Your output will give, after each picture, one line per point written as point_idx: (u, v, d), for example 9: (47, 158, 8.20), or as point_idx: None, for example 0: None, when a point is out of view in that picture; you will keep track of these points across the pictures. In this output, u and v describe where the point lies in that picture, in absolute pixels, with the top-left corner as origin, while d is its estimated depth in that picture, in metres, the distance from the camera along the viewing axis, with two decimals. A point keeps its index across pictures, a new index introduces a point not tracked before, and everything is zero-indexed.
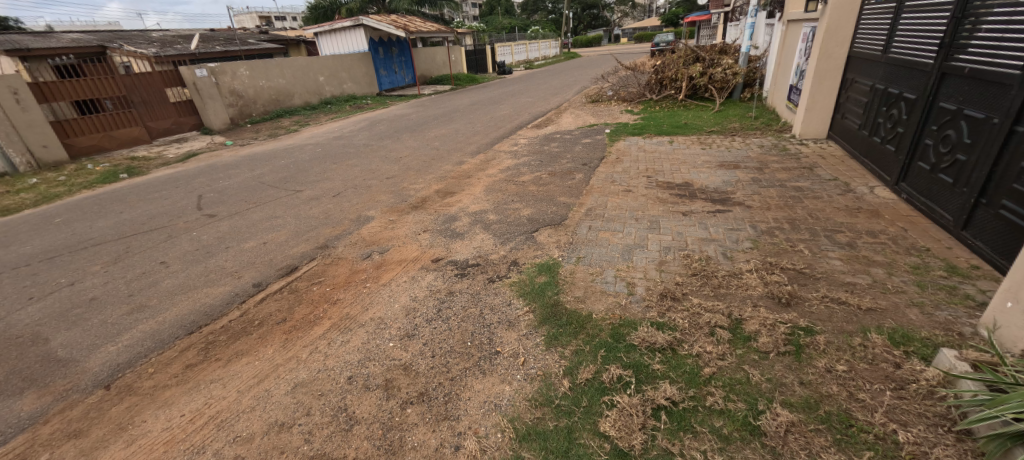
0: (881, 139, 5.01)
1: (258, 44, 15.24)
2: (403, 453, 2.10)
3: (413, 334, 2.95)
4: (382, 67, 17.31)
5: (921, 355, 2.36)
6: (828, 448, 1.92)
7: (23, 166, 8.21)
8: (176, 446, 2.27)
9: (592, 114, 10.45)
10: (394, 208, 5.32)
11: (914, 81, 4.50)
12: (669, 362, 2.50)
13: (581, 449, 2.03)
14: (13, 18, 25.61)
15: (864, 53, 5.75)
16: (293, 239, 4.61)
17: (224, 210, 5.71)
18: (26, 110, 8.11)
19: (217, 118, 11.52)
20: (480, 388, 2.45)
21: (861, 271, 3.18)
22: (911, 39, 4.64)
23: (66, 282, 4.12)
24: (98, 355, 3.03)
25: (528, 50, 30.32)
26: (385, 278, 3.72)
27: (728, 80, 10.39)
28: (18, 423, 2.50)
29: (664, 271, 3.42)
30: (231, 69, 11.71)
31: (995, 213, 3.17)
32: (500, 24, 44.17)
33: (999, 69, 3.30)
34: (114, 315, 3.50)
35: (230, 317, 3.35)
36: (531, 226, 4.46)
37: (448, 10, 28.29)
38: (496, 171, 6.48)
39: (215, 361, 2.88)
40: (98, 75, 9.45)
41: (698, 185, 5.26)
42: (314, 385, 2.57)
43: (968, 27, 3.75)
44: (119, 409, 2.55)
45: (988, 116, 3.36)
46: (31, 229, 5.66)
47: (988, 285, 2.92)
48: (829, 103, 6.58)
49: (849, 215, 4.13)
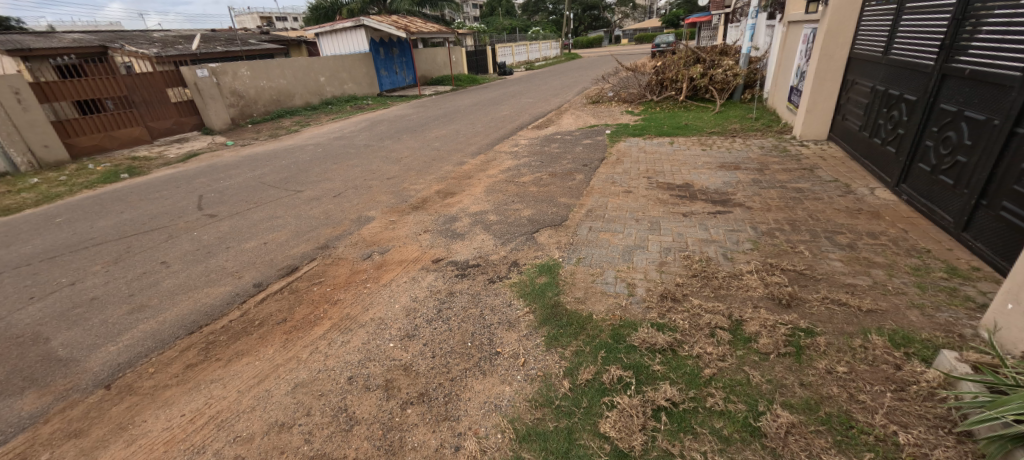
0: (882, 141, 5.00)
1: (259, 44, 15.26)
2: (403, 454, 2.10)
3: (413, 335, 2.95)
4: (382, 67, 17.32)
5: (921, 357, 2.36)
6: (828, 450, 1.92)
7: (24, 165, 8.21)
8: (176, 446, 2.27)
9: (593, 115, 10.46)
10: (394, 209, 5.32)
11: (914, 82, 4.51)
12: (669, 363, 2.50)
13: (581, 450, 2.02)
14: (12, 19, 25.61)
15: (865, 54, 5.75)
16: (293, 240, 4.62)
17: (225, 210, 5.72)
18: (27, 109, 8.13)
19: (218, 118, 11.54)
20: (480, 388, 2.45)
21: (862, 272, 3.19)
22: (912, 40, 4.63)
23: (67, 281, 4.12)
24: (98, 355, 3.03)
25: (528, 50, 30.35)
26: (385, 278, 3.73)
27: (729, 81, 10.40)
28: (18, 423, 2.50)
29: (665, 272, 3.42)
30: (232, 70, 11.73)
31: (996, 215, 3.17)
32: (501, 25, 44.23)
33: (1000, 70, 3.30)
34: (115, 314, 3.51)
35: (230, 317, 3.35)
36: (531, 227, 4.47)
37: (449, 11, 28.32)
38: (497, 172, 6.48)
39: (215, 361, 2.88)
40: (99, 75, 9.46)
41: (699, 186, 5.26)
42: (314, 385, 2.58)
43: (968, 29, 3.75)
44: (119, 409, 2.55)
45: (989, 118, 3.36)
46: (32, 229, 5.66)
47: (988, 287, 2.92)
48: (830, 105, 6.59)
49: (849, 216, 4.13)
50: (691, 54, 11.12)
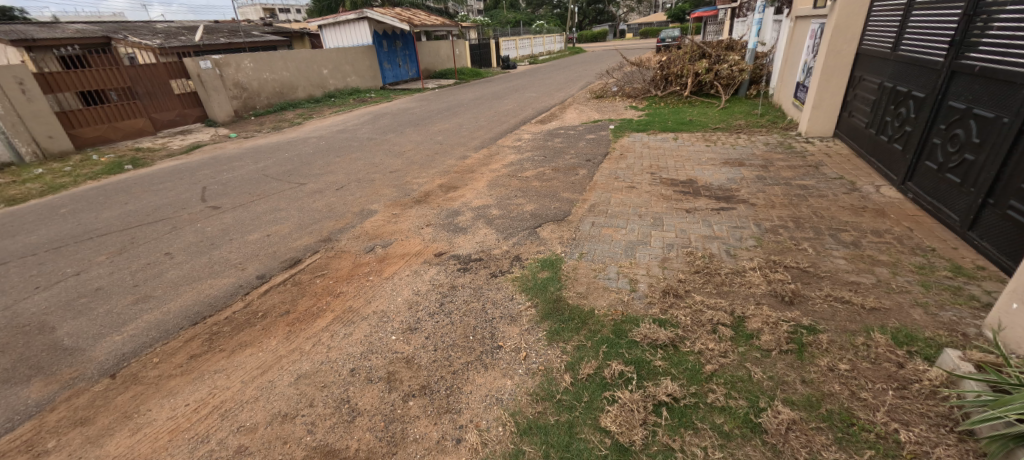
0: (888, 138, 4.97)
1: (262, 36, 15.17)
2: (404, 445, 2.11)
3: (415, 328, 2.96)
4: (385, 60, 17.25)
5: (925, 355, 2.35)
6: (828, 447, 1.92)
7: (29, 155, 8.23)
8: (181, 435, 2.29)
9: (597, 109, 10.40)
10: (397, 202, 5.32)
11: (923, 79, 4.45)
12: (671, 358, 2.50)
13: (581, 444, 2.03)
14: (16, 11, 25.75)
15: (873, 50, 5.69)
16: (296, 232, 4.63)
17: (228, 202, 5.73)
18: (31, 100, 8.14)
19: (221, 110, 11.52)
20: (482, 382, 2.46)
21: (866, 270, 3.17)
22: (922, 37, 4.57)
23: (72, 271, 4.15)
24: (103, 344, 3.06)
25: (532, 46, 30.15)
26: (388, 271, 3.74)
27: (734, 77, 10.23)
28: (25, 410, 2.53)
29: (667, 268, 3.41)
30: (235, 61, 11.69)
31: (1002, 214, 3.15)
32: (504, 18, 44.06)
33: (1010, 68, 3.27)
34: (119, 304, 3.53)
35: (233, 309, 3.37)
36: (533, 222, 4.46)
37: (451, 3, 28.12)
38: (500, 166, 6.46)
39: (219, 352, 2.89)
40: (103, 66, 9.47)
41: (702, 183, 5.24)
42: (317, 376, 2.59)
43: (979, 25, 3.70)
44: (124, 398, 2.57)
45: (998, 116, 3.32)
46: (37, 219, 5.69)
47: (993, 287, 2.90)
48: (836, 101, 6.53)
49: (854, 214, 4.10)
50: (696, 50, 11.05)
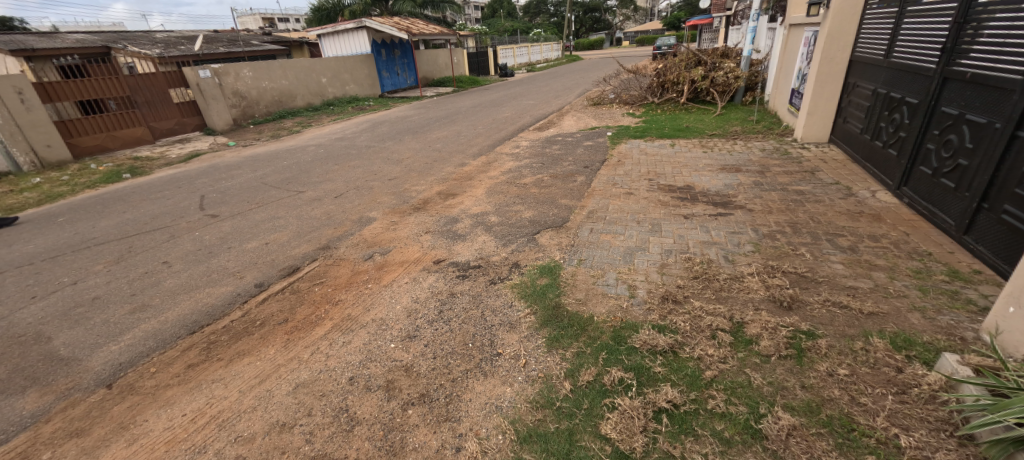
0: (883, 144, 5.02)
1: (260, 45, 15.23)
2: (404, 454, 2.10)
3: (414, 335, 2.95)
4: (383, 69, 17.36)
5: (923, 360, 2.35)
6: (829, 452, 1.91)
7: (27, 165, 8.25)
8: (178, 445, 2.27)
9: (594, 116, 10.45)
10: (395, 210, 5.32)
11: (917, 85, 4.49)
12: (671, 364, 2.50)
13: (581, 452, 2.02)
14: (17, 20, 26.12)
15: (866, 57, 5.76)
16: (294, 240, 4.62)
17: (226, 210, 5.73)
18: (30, 109, 8.17)
19: (219, 119, 11.56)
20: (481, 390, 2.45)
21: (864, 275, 3.18)
22: (914, 44, 4.63)
23: (69, 281, 4.13)
24: (99, 355, 3.04)
25: (529, 53, 30.35)
26: (386, 279, 3.73)
27: (730, 84, 10.36)
28: (20, 422, 2.51)
29: (665, 274, 3.42)
30: (234, 70, 11.76)
31: (997, 218, 3.17)
32: (501, 26, 44.48)
33: (1001, 74, 3.31)
34: (116, 314, 3.51)
35: (230, 318, 3.35)
36: (532, 229, 4.47)
37: (449, 12, 28.33)
38: (497, 173, 6.48)
39: (216, 361, 2.88)
40: (102, 75, 9.49)
41: (699, 188, 5.27)
42: (315, 386, 2.58)
43: (970, 32, 3.75)
44: (120, 408, 2.55)
45: (990, 121, 3.36)
46: (34, 229, 5.67)
47: (989, 290, 2.92)
48: (831, 108, 6.59)
49: (851, 219, 4.12)
50: (692, 57, 11.13)
